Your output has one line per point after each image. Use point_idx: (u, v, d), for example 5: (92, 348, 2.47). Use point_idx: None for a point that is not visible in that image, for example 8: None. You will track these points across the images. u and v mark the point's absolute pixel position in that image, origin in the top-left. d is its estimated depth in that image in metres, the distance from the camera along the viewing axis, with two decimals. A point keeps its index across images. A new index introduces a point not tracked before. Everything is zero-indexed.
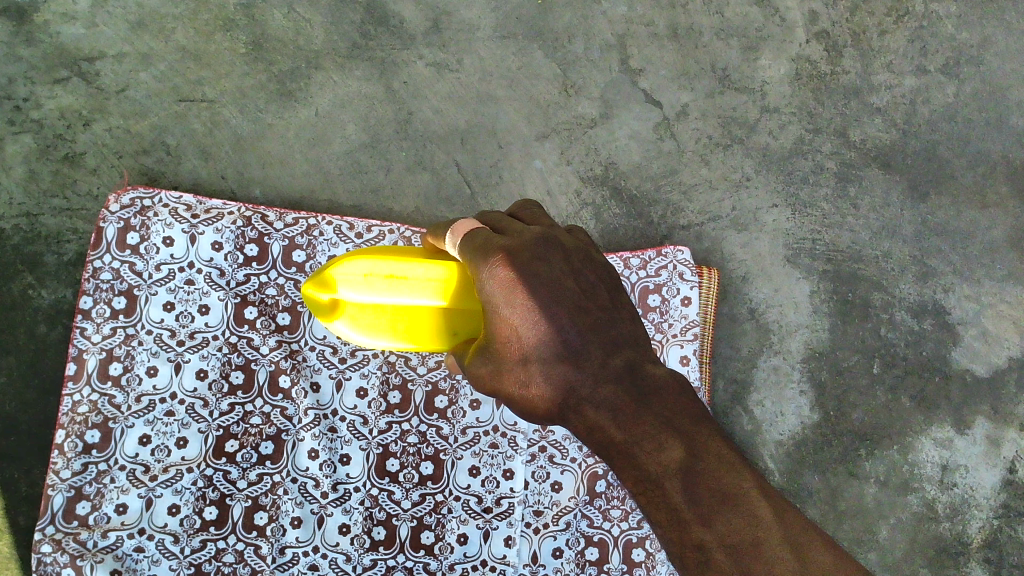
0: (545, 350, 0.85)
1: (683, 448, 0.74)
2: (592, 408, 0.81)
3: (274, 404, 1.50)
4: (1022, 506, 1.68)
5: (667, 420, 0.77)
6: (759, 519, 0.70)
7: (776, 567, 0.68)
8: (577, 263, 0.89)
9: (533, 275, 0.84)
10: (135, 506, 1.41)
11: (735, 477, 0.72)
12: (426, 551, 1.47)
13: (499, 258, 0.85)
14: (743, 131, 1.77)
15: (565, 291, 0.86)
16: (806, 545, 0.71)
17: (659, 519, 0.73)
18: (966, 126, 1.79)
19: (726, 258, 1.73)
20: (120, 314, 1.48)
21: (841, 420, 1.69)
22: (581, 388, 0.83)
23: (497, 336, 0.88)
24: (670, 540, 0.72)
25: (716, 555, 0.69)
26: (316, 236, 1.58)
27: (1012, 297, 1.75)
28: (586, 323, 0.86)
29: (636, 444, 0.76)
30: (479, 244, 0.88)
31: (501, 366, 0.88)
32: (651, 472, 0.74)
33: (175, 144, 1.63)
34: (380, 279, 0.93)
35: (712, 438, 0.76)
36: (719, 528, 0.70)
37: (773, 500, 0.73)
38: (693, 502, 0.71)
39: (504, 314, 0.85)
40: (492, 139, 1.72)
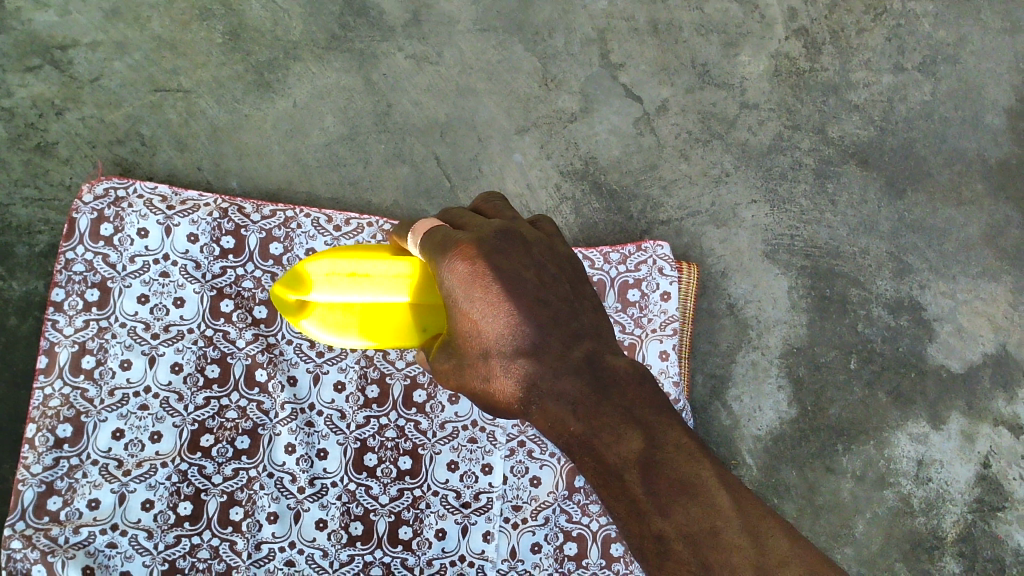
0: (504, 345, 0.83)
1: (641, 438, 0.74)
2: (552, 401, 0.80)
3: (250, 398, 1.48)
4: (996, 501, 1.69)
5: (626, 411, 0.77)
6: (717, 508, 0.69)
7: (734, 555, 0.67)
8: (539, 256, 0.87)
9: (493, 268, 0.82)
10: (108, 502, 1.38)
11: (694, 466, 0.72)
12: (404, 547, 1.46)
13: (458, 253, 0.83)
14: (723, 127, 1.78)
15: (526, 283, 0.83)
16: (769, 533, 0.69)
17: (619, 511, 0.72)
18: (943, 124, 1.81)
19: (705, 254, 1.74)
20: (93, 306, 1.45)
21: (818, 416, 1.69)
22: (541, 382, 0.82)
23: (459, 332, 0.85)
24: (631, 533, 0.72)
25: (675, 546, 0.68)
26: (293, 228, 1.57)
27: (987, 294, 1.76)
28: (546, 317, 0.83)
29: (596, 436, 0.76)
30: (439, 241, 0.86)
31: (464, 362, 0.86)
32: (610, 464, 0.74)
33: (150, 134, 1.60)
34: (341, 277, 0.93)
35: (672, 428, 0.76)
36: (677, 518, 0.69)
37: (734, 487, 0.71)
38: (651, 492, 0.70)
39: (463, 309, 0.83)
40: (472, 133, 1.71)
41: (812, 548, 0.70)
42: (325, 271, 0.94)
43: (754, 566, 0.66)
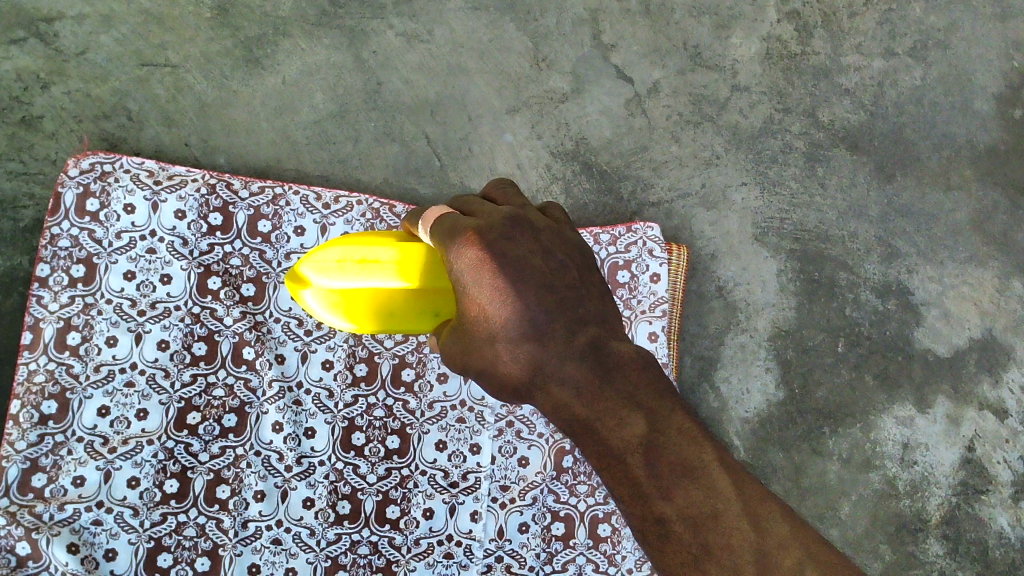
0: (511, 329, 0.83)
1: (644, 423, 0.76)
2: (557, 385, 0.82)
3: (237, 376, 1.47)
4: (980, 483, 1.71)
5: (629, 395, 0.79)
6: (718, 491, 0.71)
7: (734, 538, 0.69)
8: (547, 242, 0.87)
9: (500, 253, 0.83)
10: (93, 479, 1.36)
11: (695, 449, 0.74)
12: (392, 525, 1.46)
13: (466, 238, 0.84)
14: (714, 109, 1.77)
15: (532, 269, 0.84)
16: (768, 515, 0.71)
17: (621, 494, 0.75)
18: (933, 109, 1.81)
19: (695, 236, 1.73)
20: (79, 282, 1.44)
21: (805, 398, 1.70)
22: (547, 366, 0.83)
23: (466, 316, 0.86)
24: (632, 515, 0.74)
25: (676, 528, 0.71)
26: (282, 205, 1.56)
27: (974, 279, 1.77)
28: (552, 302, 0.84)
29: (598, 420, 0.78)
30: (448, 227, 0.87)
31: (469, 345, 0.87)
32: (613, 447, 0.76)
33: (137, 109, 1.58)
34: (351, 263, 1.03)
35: (674, 413, 0.78)
36: (678, 501, 0.72)
37: (733, 469, 0.74)
38: (653, 475, 0.73)
39: (470, 294, 0.84)
40: (462, 112, 1.70)
41: (810, 529, 0.72)
42: (335, 259, 1.04)
43: (753, 548, 0.68)
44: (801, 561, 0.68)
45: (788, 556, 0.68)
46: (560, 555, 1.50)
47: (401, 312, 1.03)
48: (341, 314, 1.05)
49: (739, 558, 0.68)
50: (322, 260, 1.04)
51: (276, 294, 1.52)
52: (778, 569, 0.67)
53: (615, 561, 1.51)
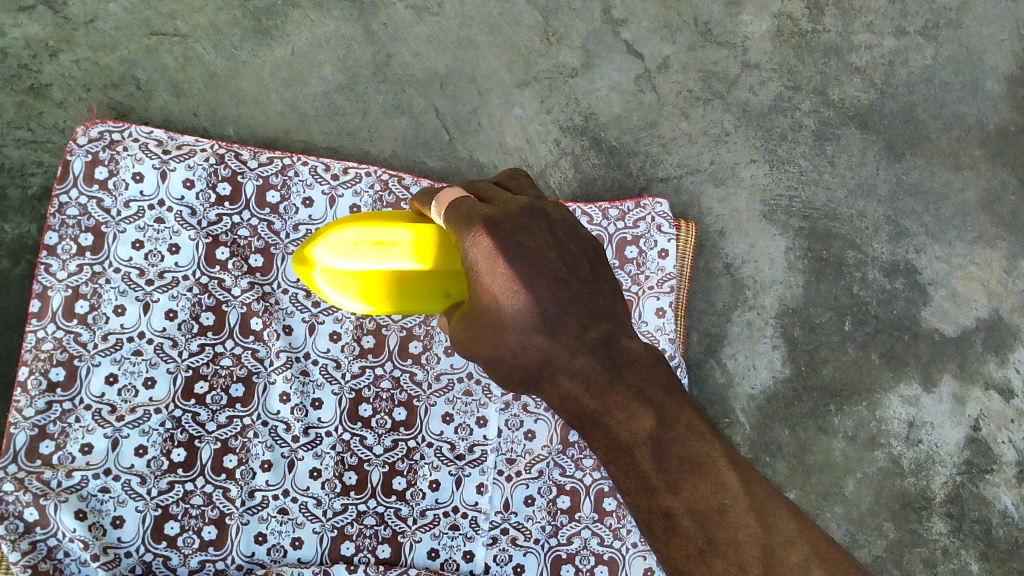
0: (522, 319, 0.83)
1: (653, 417, 0.75)
2: (567, 377, 0.82)
3: (245, 346, 1.47)
4: (984, 463, 1.71)
5: (639, 391, 0.78)
6: (726, 486, 0.70)
7: (740, 533, 0.68)
8: (561, 235, 0.88)
9: (516, 244, 0.84)
10: (101, 446, 1.36)
11: (704, 446, 0.72)
12: (397, 497, 1.46)
13: (483, 226, 0.85)
14: (724, 86, 1.77)
15: (547, 260, 0.85)
16: (777, 513, 0.70)
17: (628, 487, 0.74)
18: (944, 89, 1.80)
19: (703, 213, 1.73)
20: (87, 251, 1.44)
21: (812, 375, 1.70)
22: (556, 357, 0.83)
23: (477, 303, 0.87)
24: (638, 508, 0.74)
25: (682, 521, 0.70)
26: (291, 175, 1.56)
27: (982, 259, 1.77)
28: (565, 295, 0.84)
29: (608, 413, 0.77)
30: (464, 215, 0.88)
31: (478, 332, 0.87)
32: (622, 441, 0.75)
33: (146, 79, 1.58)
34: (368, 245, 1.02)
35: (683, 409, 0.76)
36: (685, 495, 0.70)
37: (743, 467, 0.72)
38: (661, 469, 0.71)
39: (484, 281, 0.85)
40: (472, 85, 1.69)
41: (818, 527, 0.71)
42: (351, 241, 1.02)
43: (760, 545, 0.67)
44: (810, 560, 0.67)
45: (796, 556, 0.67)
46: (565, 528, 1.50)
47: (418, 293, 1.06)
48: (357, 294, 1.05)
49: (746, 555, 0.67)
50: (337, 241, 1.02)
51: (284, 265, 1.52)
52: (784, 565, 0.66)
53: (620, 535, 1.52)
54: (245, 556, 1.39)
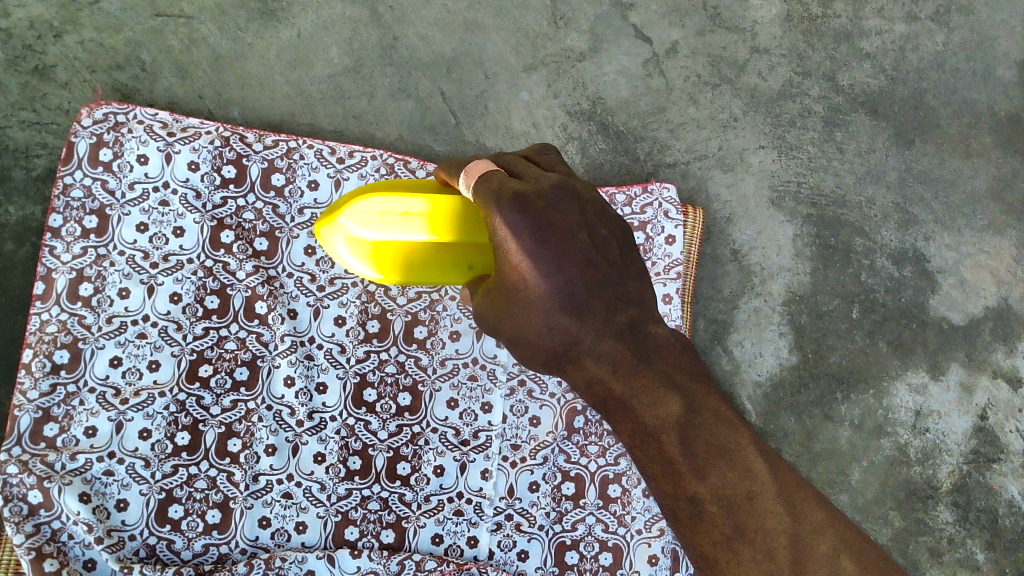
0: (549, 300, 0.83)
1: (680, 404, 0.79)
2: (593, 361, 0.84)
3: (249, 330, 1.47)
4: (991, 452, 1.70)
5: (667, 376, 0.82)
6: (754, 475, 0.75)
7: (768, 521, 0.72)
8: (591, 216, 0.88)
9: (545, 223, 0.83)
10: (105, 430, 1.36)
11: (730, 433, 0.77)
12: (402, 482, 1.46)
13: (512, 204, 0.83)
14: (733, 71, 1.75)
15: (577, 242, 0.84)
16: (804, 503, 0.74)
17: (653, 471, 0.78)
18: (955, 75, 1.79)
19: (711, 198, 1.72)
20: (92, 233, 1.43)
21: (818, 363, 1.69)
22: (582, 340, 0.85)
23: (503, 281, 0.86)
24: (664, 492, 0.78)
25: (709, 507, 0.74)
26: (296, 159, 1.55)
27: (991, 247, 1.76)
28: (593, 278, 0.85)
29: (635, 398, 0.81)
30: (493, 188, 0.87)
31: (503, 311, 0.88)
32: (649, 425, 0.79)
33: (151, 60, 1.57)
34: (393, 217, 1.07)
35: (710, 397, 0.81)
36: (713, 481, 0.74)
37: (769, 455, 0.77)
38: (689, 455, 0.76)
39: (511, 258, 0.84)
40: (478, 69, 1.68)
41: (839, 513, 0.76)
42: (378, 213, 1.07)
43: (788, 533, 0.72)
44: (836, 549, 0.72)
45: (823, 545, 0.72)
46: (569, 515, 1.50)
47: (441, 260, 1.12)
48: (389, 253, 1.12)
49: (774, 542, 0.71)
50: (362, 212, 1.07)
51: (289, 249, 1.51)
52: (812, 555, 0.71)
53: (625, 522, 1.51)
54: (249, 540, 1.39)
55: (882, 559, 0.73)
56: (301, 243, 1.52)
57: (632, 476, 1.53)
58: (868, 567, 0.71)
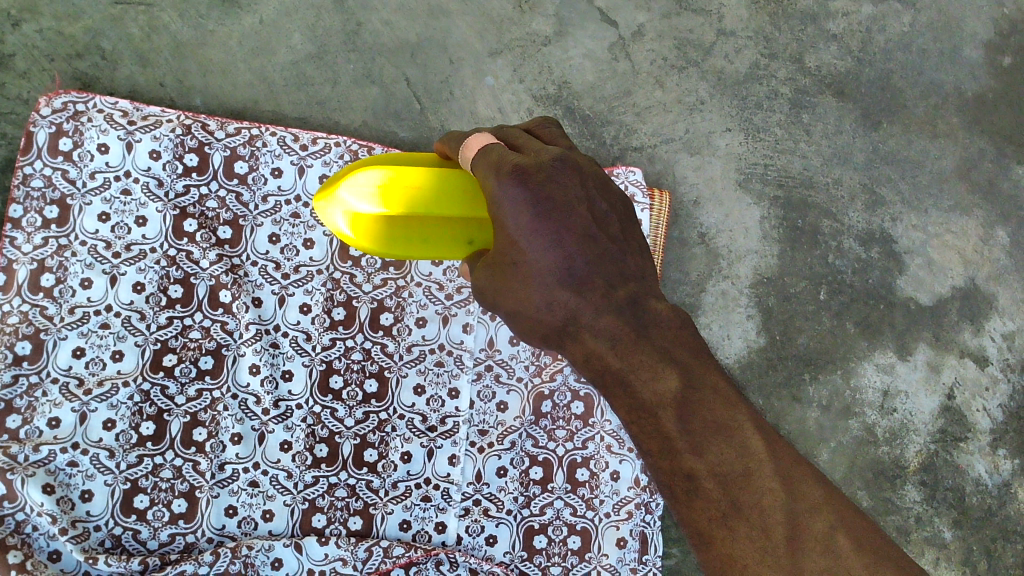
0: (551, 274, 0.80)
1: (679, 379, 0.75)
2: (592, 337, 0.80)
3: (214, 318, 1.46)
4: (959, 431, 1.71)
5: (665, 351, 0.78)
6: (751, 451, 0.72)
7: (764, 498, 0.70)
8: (592, 190, 0.85)
9: (545, 197, 0.80)
10: (68, 421, 1.35)
11: (728, 409, 0.74)
12: (369, 469, 1.46)
13: (512, 176, 0.80)
14: (699, 54, 1.75)
15: (577, 216, 0.82)
16: (800, 479, 0.72)
17: (650, 447, 0.75)
18: (920, 56, 1.80)
19: (678, 181, 1.72)
20: (52, 223, 1.42)
21: (786, 345, 1.69)
22: (582, 316, 0.80)
23: (502, 254, 0.82)
24: (659, 469, 0.74)
25: (705, 484, 0.71)
26: (259, 146, 1.54)
27: (958, 227, 1.76)
28: (593, 253, 0.82)
29: (633, 372, 0.77)
30: (494, 161, 0.83)
31: (502, 286, 0.83)
32: (645, 402, 0.75)
33: (111, 49, 1.55)
34: (387, 189, 1.04)
35: (710, 372, 0.78)
36: (709, 457, 0.71)
37: (766, 433, 0.74)
38: (686, 431, 0.73)
39: (510, 230, 0.80)
40: (443, 54, 1.67)
41: (835, 492, 0.74)
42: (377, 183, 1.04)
43: (783, 509, 0.69)
44: (831, 526, 0.69)
45: (818, 521, 0.70)
46: (537, 499, 1.50)
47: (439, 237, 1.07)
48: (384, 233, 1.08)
49: (769, 520, 0.69)
50: (359, 183, 1.04)
51: (253, 237, 1.51)
52: (808, 531, 0.69)
53: (593, 506, 1.51)
54: (216, 529, 1.38)
55: (878, 538, 0.71)
56: (266, 231, 1.51)
57: (600, 459, 1.54)
58: (864, 545, 0.69)
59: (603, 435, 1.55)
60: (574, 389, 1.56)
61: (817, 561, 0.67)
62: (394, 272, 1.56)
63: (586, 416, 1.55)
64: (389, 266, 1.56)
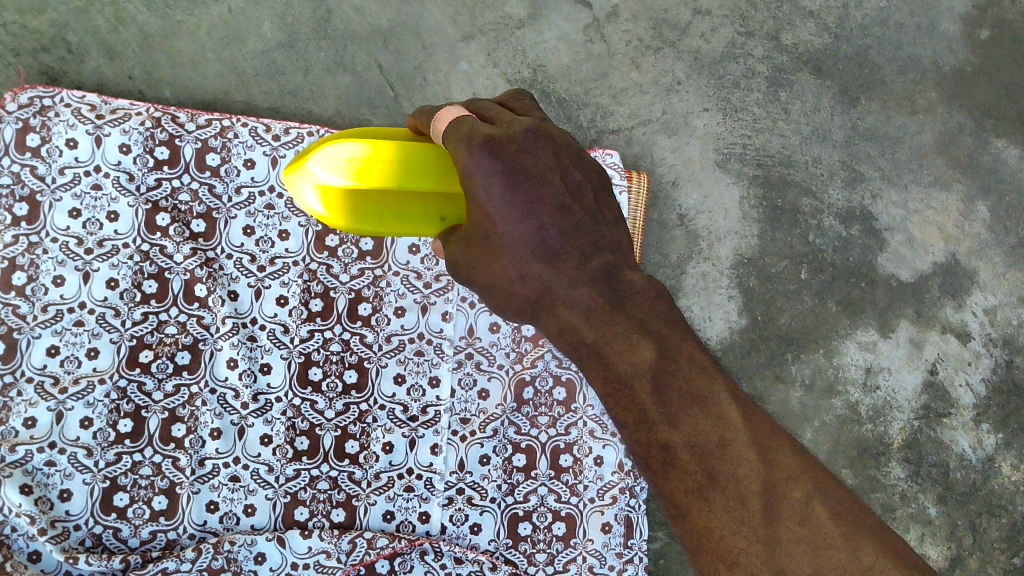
0: (524, 246, 0.78)
1: (653, 350, 0.75)
2: (566, 308, 0.79)
3: (189, 313, 1.44)
4: (943, 406, 1.70)
5: (639, 322, 0.78)
6: (727, 421, 0.70)
7: (741, 467, 0.67)
8: (565, 160, 0.84)
9: (517, 168, 0.77)
10: (45, 420, 1.34)
11: (704, 379, 0.73)
12: (351, 460, 1.45)
13: (483, 147, 0.77)
14: (675, 34, 1.74)
15: (549, 187, 0.80)
16: (779, 448, 0.69)
17: (626, 420, 0.74)
18: (898, 31, 1.79)
19: (656, 163, 1.70)
20: (22, 221, 1.40)
21: (768, 325, 1.69)
22: (555, 288, 0.79)
23: (472, 226, 0.80)
24: (636, 442, 0.73)
25: (681, 455, 0.69)
26: (230, 138, 1.53)
27: (938, 203, 1.76)
28: (567, 224, 0.80)
29: (607, 345, 0.76)
30: (465, 132, 0.80)
31: (475, 259, 0.82)
32: (620, 373, 0.74)
33: (77, 42, 1.53)
34: (358, 164, 1.01)
35: (685, 343, 0.77)
36: (685, 428, 0.70)
37: (743, 402, 0.72)
38: (661, 402, 0.71)
39: (481, 203, 0.77)
40: (416, 40, 1.66)
41: (816, 461, 0.71)
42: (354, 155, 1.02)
43: (760, 479, 0.67)
44: (810, 494, 0.67)
45: (796, 490, 0.67)
46: (521, 486, 1.49)
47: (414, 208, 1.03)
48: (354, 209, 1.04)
49: (746, 489, 0.66)
50: (330, 156, 1.02)
51: (227, 230, 1.49)
52: (787, 500, 0.66)
53: (577, 491, 1.51)
54: (197, 525, 1.37)
55: (859, 506, 0.68)
56: (240, 223, 1.50)
57: (583, 445, 1.53)
58: (846, 515, 0.66)
59: (586, 421, 1.54)
60: (556, 374, 1.55)
61: (795, 531, 0.64)
62: (372, 261, 1.55)
63: (569, 401, 1.54)
64: (367, 256, 1.55)
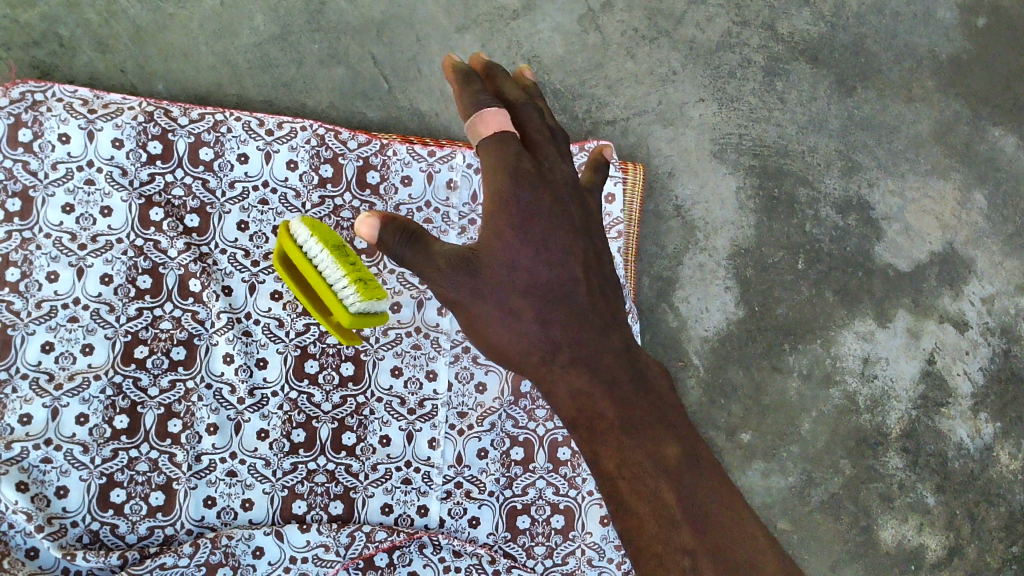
0: (542, 284, 0.87)
1: (677, 445, 0.79)
2: (582, 371, 0.85)
3: (184, 308, 1.44)
4: (940, 395, 1.70)
5: (659, 413, 0.83)
6: (735, 525, 0.75)
7: (739, 552, 0.74)
8: (589, 224, 0.94)
9: (537, 208, 0.89)
10: (40, 417, 1.33)
11: (708, 470, 0.79)
12: (347, 453, 1.45)
13: (519, 176, 0.88)
14: (670, 24, 1.73)
15: (577, 244, 0.91)
16: (754, 540, 0.76)
17: (622, 485, 0.77)
18: (894, 20, 1.78)
19: (652, 154, 1.70)
20: (15, 217, 1.39)
21: (766, 316, 1.68)
22: (572, 346, 0.86)
23: (491, 254, 0.88)
24: (629, 513, 0.76)
25: (686, 538, 0.73)
26: (223, 132, 1.52)
27: (935, 191, 1.75)
28: (589, 283, 0.90)
29: (631, 420, 0.80)
30: (513, 157, 0.88)
31: (485, 289, 0.87)
32: (628, 444, 0.78)
33: (68, 35, 1.51)
34: None
35: (698, 441, 0.82)
36: (697, 520, 0.74)
37: (731, 493, 0.79)
38: (685, 497, 0.75)
39: (506, 225, 0.88)
40: (409, 32, 1.65)
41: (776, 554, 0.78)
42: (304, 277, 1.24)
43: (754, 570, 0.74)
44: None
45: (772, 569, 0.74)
46: (519, 480, 1.49)
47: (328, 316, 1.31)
48: None
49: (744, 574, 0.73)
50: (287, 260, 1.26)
51: (221, 224, 1.49)
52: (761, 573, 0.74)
53: (575, 484, 1.50)
54: (195, 520, 1.37)
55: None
56: (234, 218, 1.49)
57: None
58: None
59: None
60: None
61: None
62: (367, 258, 1.52)
63: None
64: (361, 254, 1.52)
